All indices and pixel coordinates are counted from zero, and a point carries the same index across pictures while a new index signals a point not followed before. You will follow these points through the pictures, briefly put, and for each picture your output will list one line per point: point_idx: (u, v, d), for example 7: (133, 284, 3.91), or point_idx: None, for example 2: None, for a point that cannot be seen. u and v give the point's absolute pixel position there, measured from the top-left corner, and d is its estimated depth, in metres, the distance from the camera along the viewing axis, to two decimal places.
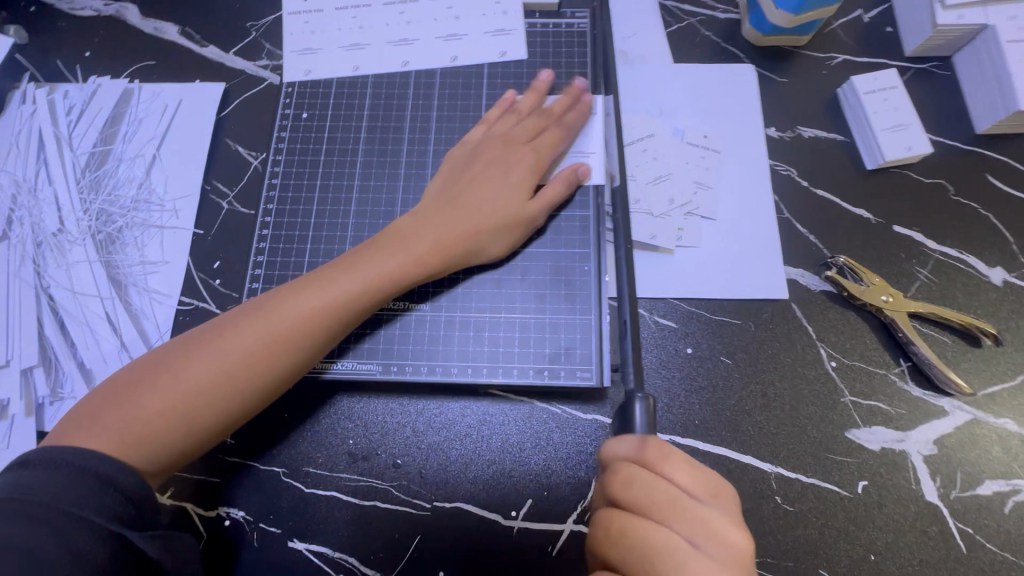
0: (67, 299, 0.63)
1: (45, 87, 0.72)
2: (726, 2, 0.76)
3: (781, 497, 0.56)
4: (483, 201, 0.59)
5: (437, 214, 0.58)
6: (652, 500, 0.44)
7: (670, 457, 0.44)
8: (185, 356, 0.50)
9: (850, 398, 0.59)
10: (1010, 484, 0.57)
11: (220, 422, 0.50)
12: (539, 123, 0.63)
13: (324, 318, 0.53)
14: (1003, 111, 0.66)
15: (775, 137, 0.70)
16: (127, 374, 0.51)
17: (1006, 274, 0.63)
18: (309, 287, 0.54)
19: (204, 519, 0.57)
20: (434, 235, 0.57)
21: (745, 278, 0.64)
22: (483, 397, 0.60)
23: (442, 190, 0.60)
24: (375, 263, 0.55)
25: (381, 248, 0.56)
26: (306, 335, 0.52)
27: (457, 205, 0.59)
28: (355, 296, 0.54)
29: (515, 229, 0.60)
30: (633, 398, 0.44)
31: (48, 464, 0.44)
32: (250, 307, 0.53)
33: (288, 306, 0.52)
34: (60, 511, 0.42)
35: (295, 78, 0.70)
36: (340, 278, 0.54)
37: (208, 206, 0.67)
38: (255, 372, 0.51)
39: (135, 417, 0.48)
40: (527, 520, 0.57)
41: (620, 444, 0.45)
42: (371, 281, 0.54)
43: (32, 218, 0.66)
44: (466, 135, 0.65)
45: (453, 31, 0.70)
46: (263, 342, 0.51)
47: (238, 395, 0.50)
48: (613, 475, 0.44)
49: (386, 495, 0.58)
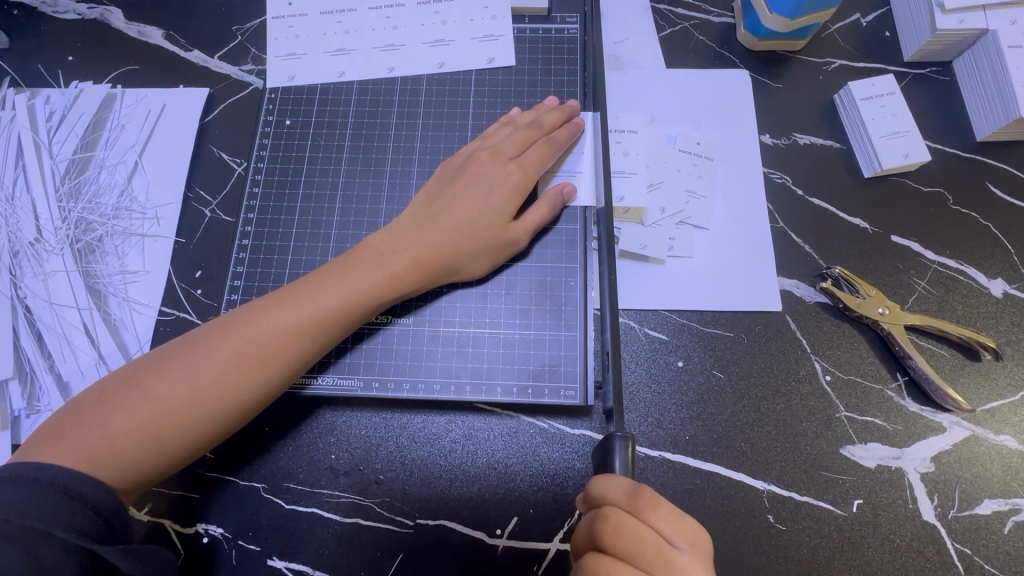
0: (45, 310, 0.62)
1: (25, 92, 0.70)
2: (720, 6, 0.74)
3: (774, 515, 0.55)
4: (463, 221, 0.57)
5: (416, 232, 0.57)
6: (638, 550, 0.42)
7: (661, 507, 0.43)
8: (156, 373, 0.49)
9: (846, 413, 0.58)
10: (1009, 503, 0.55)
11: (191, 442, 0.49)
12: (529, 138, 0.61)
13: (300, 336, 0.52)
14: (1003, 118, 0.64)
15: (770, 144, 0.68)
16: (95, 391, 0.49)
17: (1006, 285, 0.62)
18: (284, 302, 0.52)
19: (181, 536, 0.56)
20: (412, 251, 0.56)
21: (738, 290, 0.62)
22: (468, 412, 0.59)
23: (424, 206, 0.59)
24: (352, 279, 0.54)
25: (359, 264, 0.55)
26: (280, 353, 0.51)
27: (437, 222, 0.57)
28: (332, 313, 0.53)
29: (493, 252, 0.58)
30: (614, 438, 0.43)
31: (13, 482, 0.42)
32: (223, 322, 0.52)
33: (264, 322, 0.51)
34: (27, 528, 0.40)
35: (278, 83, 0.68)
36: (317, 293, 0.53)
37: (191, 214, 0.66)
38: (227, 391, 0.49)
39: (102, 437, 0.47)
40: (512, 538, 0.55)
41: (612, 487, 0.42)
42: (349, 297, 0.53)
43: (10, 226, 0.65)
44: (460, 148, 0.64)
45: (439, 36, 0.69)
46: (236, 359, 0.50)
47: (211, 414, 0.49)
48: (603, 520, 0.42)
49: (368, 512, 0.56)
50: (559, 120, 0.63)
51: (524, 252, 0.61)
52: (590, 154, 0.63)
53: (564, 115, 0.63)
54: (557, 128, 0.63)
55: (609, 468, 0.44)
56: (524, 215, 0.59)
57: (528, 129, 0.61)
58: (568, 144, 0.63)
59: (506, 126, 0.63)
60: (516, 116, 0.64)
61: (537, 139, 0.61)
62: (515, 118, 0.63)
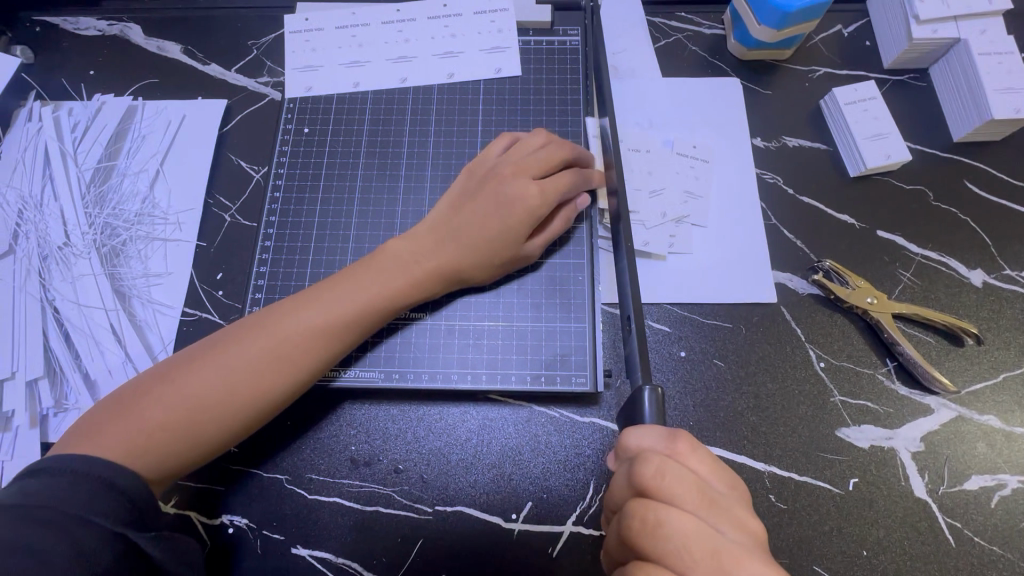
0: (72, 311, 0.64)
1: (51, 106, 0.73)
2: (711, 18, 0.79)
3: (775, 495, 0.58)
4: (484, 239, 0.59)
5: (434, 239, 0.60)
6: (685, 492, 0.41)
7: (699, 451, 0.43)
8: (191, 369, 0.51)
9: (840, 397, 0.61)
10: (996, 479, 0.58)
11: (223, 435, 0.51)
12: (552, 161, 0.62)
13: (327, 333, 0.54)
14: (977, 120, 0.69)
15: (762, 146, 0.72)
16: (130, 388, 0.51)
17: (986, 276, 0.66)
18: (311, 303, 0.55)
19: (207, 526, 0.58)
20: (431, 257, 0.59)
21: (736, 284, 0.65)
22: (483, 403, 0.62)
23: (449, 217, 0.61)
24: (375, 282, 0.57)
25: (382, 266, 0.58)
26: (308, 351, 0.54)
27: (458, 233, 0.59)
28: (356, 313, 0.55)
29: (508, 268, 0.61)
30: (641, 388, 0.45)
31: (55, 471, 0.44)
32: (252, 321, 0.55)
33: (293, 320, 0.54)
34: (63, 513, 0.41)
35: (296, 93, 0.72)
36: (342, 294, 0.56)
37: (212, 219, 0.69)
38: (258, 386, 0.52)
39: (141, 430, 0.49)
40: (527, 523, 0.58)
41: (647, 436, 0.43)
42: (373, 297, 0.56)
43: (38, 231, 0.67)
44: (483, 154, 0.65)
45: (449, 48, 0.73)
46: (266, 356, 0.52)
47: (244, 408, 0.51)
48: (644, 465, 0.42)
49: (389, 501, 0.59)
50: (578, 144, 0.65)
51: (537, 263, 0.64)
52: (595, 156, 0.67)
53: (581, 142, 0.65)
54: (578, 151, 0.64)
55: (639, 421, 0.45)
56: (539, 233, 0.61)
57: (559, 148, 0.63)
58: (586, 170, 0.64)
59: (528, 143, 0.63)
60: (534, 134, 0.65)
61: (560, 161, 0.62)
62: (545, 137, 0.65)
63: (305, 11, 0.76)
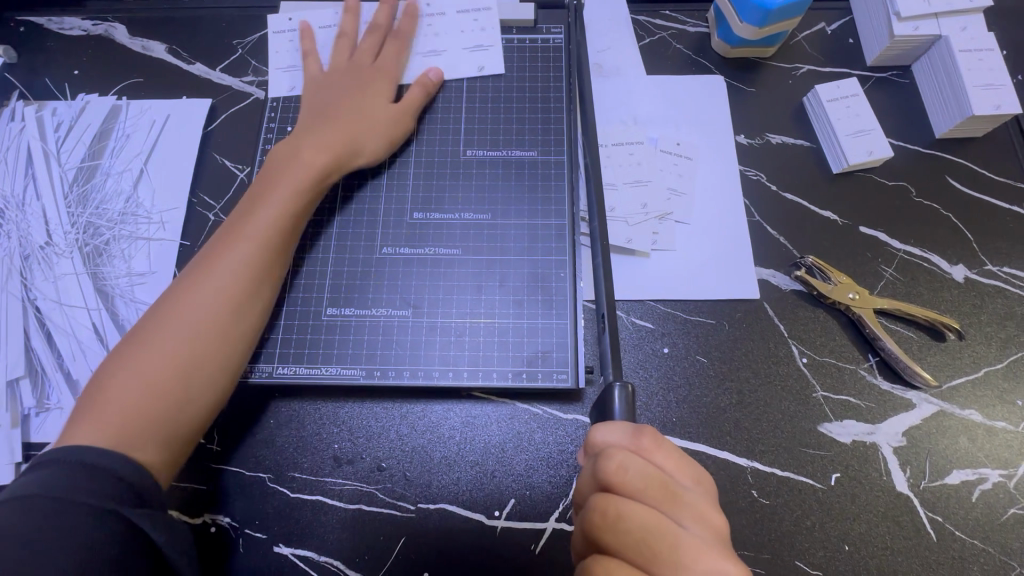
0: (54, 311, 0.64)
1: (34, 105, 0.73)
2: (696, 17, 0.79)
3: (757, 491, 0.58)
4: (354, 110, 0.65)
5: (311, 128, 0.63)
6: (646, 487, 0.42)
7: (665, 447, 0.44)
8: (150, 341, 0.50)
9: (822, 393, 0.61)
10: (977, 473, 0.58)
11: (207, 382, 0.51)
12: (376, 44, 0.70)
13: (253, 245, 0.56)
14: (959, 116, 0.69)
15: (745, 144, 0.72)
16: (91, 388, 0.49)
17: (967, 271, 0.66)
18: (225, 232, 0.56)
19: (191, 527, 0.58)
20: (313, 140, 0.62)
21: (719, 280, 0.66)
22: (466, 400, 0.62)
23: (311, 109, 0.65)
24: (274, 182, 0.59)
25: (280, 176, 0.60)
26: (243, 268, 0.55)
27: (326, 116, 0.64)
28: (270, 213, 0.57)
29: (390, 131, 0.66)
30: (612, 385, 0.47)
31: (52, 465, 0.42)
32: (180, 279, 0.54)
33: (225, 256, 0.55)
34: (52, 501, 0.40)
35: (279, 93, 0.72)
36: (252, 208, 0.58)
37: (195, 218, 0.69)
38: (211, 319, 0.52)
39: (127, 409, 0.47)
40: (510, 520, 0.58)
41: (613, 431, 0.44)
42: (281, 193, 0.59)
43: (20, 231, 0.67)
44: (308, 67, 0.70)
45: (431, 49, 0.72)
46: (204, 292, 0.53)
47: (218, 353, 0.52)
48: (608, 460, 0.43)
49: (372, 498, 0.59)
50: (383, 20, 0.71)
51: (518, 261, 0.64)
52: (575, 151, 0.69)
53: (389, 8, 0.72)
54: (388, 23, 0.71)
55: (609, 418, 0.47)
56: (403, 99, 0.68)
57: (377, 40, 0.70)
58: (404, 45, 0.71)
59: (346, 43, 0.70)
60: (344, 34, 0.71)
61: (383, 40, 0.70)
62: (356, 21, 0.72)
63: (289, 9, 0.75)
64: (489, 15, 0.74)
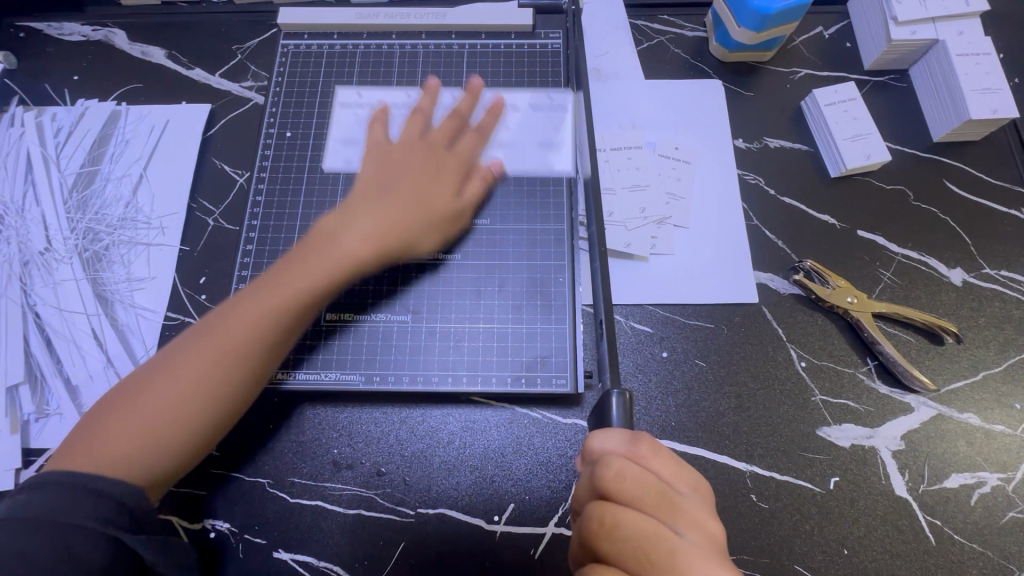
0: (54, 316, 0.64)
1: (34, 110, 0.73)
2: (694, 21, 0.80)
3: (756, 495, 0.58)
4: (414, 198, 0.60)
5: (366, 209, 0.59)
6: (643, 495, 0.42)
7: (662, 454, 0.44)
8: (150, 384, 0.50)
9: (821, 397, 0.62)
10: (975, 476, 0.59)
11: (193, 437, 0.50)
12: (454, 126, 0.65)
13: (274, 318, 0.53)
14: (957, 120, 0.69)
15: (743, 147, 0.73)
16: (90, 417, 0.49)
17: (965, 274, 0.66)
18: (251, 295, 0.54)
19: (190, 531, 0.58)
20: (364, 226, 0.58)
21: (718, 285, 0.66)
22: (465, 405, 0.62)
23: (371, 185, 0.61)
24: (314, 259, 0.56)
25: (321, 251, 0.56)
26: (258, 337, 0.52)
27: (384, 196, 0.59)
28: (299, 291, 0.54)
29: (444, 226, 0.62)
30: (610, 393, 0.44)
31: (44, 486, 0.44)
32: (198, 329, 0.53)
33: (242, 317, 0.52)
34: (56, 523, 0.42)
35: (334, 167, 0.68)
36: (284, 280, 0.54)
37: (195, 223, 0.69)
38: (215, 383, 0.50)
39: (111, 447, 0.47)
40: (509, 524, 0.58)
41: (610, 439, 0.43)
42: (317, 274, 0.55)
43: (20, 237, 0.67)
44: (375, 134, 0.66)
45: (502, 136, 0.68)
46: (214, 354, 0.51)
47: (205, 411, 0.50)
48: (604, 468, 0.42)
49: (371, 503, 0.59)
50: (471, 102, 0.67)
51: (515, 266, 0.64)
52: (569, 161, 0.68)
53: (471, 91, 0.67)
54: (473, 110, 0.67)
55: (606, 425, 0.45)
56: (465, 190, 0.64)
57: (455, 118, 0.65)
58: (489, 128, 0.67)
59: (423, 113, 0.66)
60: (424, 103, 0.67)
61: (461, 126, 0.66)
62: (434, 102, 0.67)
63: (359, 83, 0.73)
64: (562, 116, 0.69)
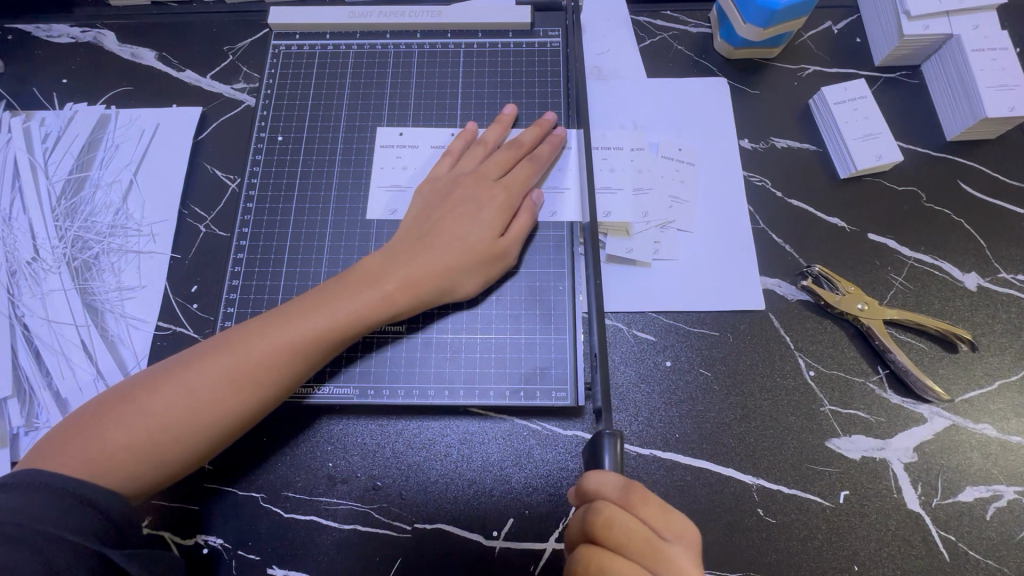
0: (43, 328, 0.63)
1: (21, 115, 0.72)
2: (698, 17, 0.77)
3: (763, 509, 0.56)
4: (452, 239, 0.58)
5: (409, 250, 0.57)
6: (629, 541, 0.41)
7: (652, 501, 0.43)
8: (157, 387, 0.49)
9: (830, 406, 0.60)
10: (991, 490, 0.57)
11: (187, 454, 0.49)
12: (511, 159, 0.62)
13: (294, 353, 0.51)
14: (971, 119, 0.67)
15: (748, 147, 0.70)
16: (95, 407, 0.49)
17: (980, 279, 0.64)
18: (275, 323, 0.52)
19: (182, 546, 0.56)
20: (402, 270, 0.56)
21: (723, 292, 0.64)
22: (464, 417, 0.60)
23: (419, 224, 0.59)
24: (344, 299, 0.54)
25: (354, 291, 0.54)
26: (272, 368, 0.51)
27: (426, 235, 0.58)
28: (321, 331, 0.52)
29: (484, 268, 0.58)
30: (603, 435, 0.41)
31: (24, 486, 0.42)
32: (216, 341, 0.52)
33: (255, 344, 0.51)
34: (35, 539, 0.40)
35: (379, 216, 0.64)
36: (311, 315, 0.52)
37: (185, 230, 0.67)
38: (220, 405, 0.49)
39: (101, 451, 0.46)
40: (509, 540, 0.56)
41: (603, 483, 0.41)
42: (345, 317, 0.53)
43: (7, 247, 0.66)
44: (433, 168, 0.64)
45: (551, 182, 0.64)
46: (226, 375, 0.49)
47: (200, 431, 0.49)
48: (595, 515, 0.41)
49: (367, 518, 0.57)
50: (538, 137, 0.64)
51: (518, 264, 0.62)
52: (574, 170, 0.65)
53: (542, 131, 0.64)
54: (537, 143, 0.64)
55: (597, 465, 0.43)
56: (511, 227, 0.60)
57: (513, 149, 0.63)
58: (550, 159, 0.63)
59: (481, 145, 0.64)
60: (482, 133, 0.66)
61: (518, 157, 0.63)
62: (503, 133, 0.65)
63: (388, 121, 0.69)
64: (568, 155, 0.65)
